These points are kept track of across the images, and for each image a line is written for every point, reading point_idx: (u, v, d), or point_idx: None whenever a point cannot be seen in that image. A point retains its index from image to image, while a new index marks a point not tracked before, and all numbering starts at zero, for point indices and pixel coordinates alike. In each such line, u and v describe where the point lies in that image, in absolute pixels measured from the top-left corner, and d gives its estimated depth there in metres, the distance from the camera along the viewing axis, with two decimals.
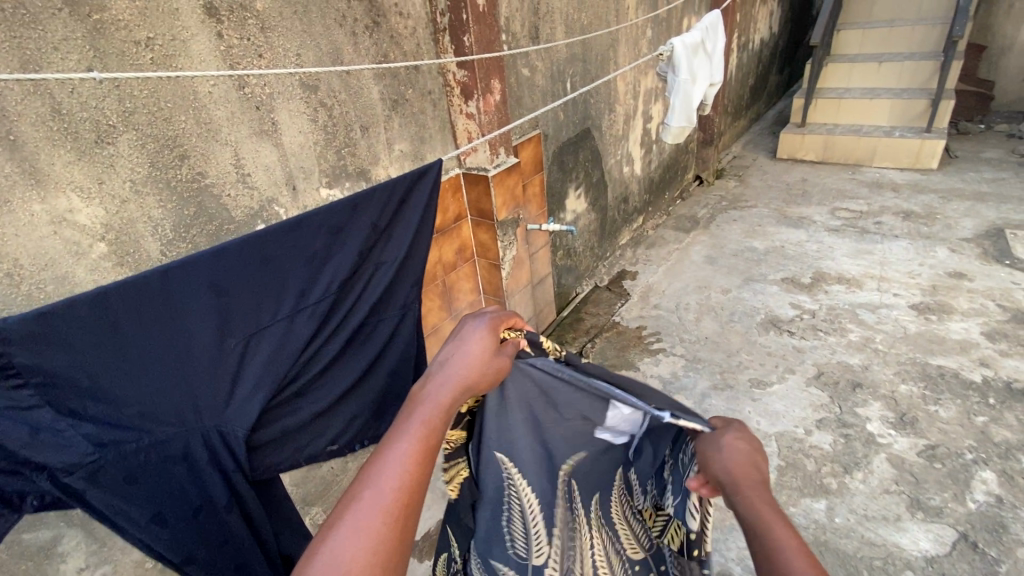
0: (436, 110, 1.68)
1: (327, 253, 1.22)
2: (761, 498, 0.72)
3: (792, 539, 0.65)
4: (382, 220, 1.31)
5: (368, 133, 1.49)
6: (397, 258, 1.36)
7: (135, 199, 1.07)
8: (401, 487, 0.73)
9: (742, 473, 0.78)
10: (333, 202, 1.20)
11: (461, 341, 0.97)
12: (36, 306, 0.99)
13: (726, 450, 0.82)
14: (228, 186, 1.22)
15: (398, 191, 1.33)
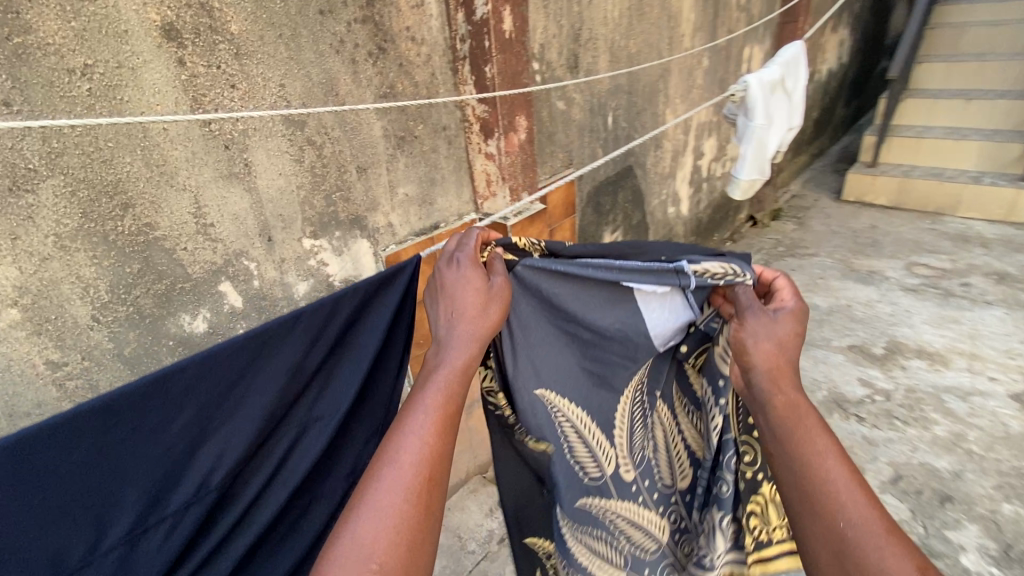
0: (451, 147, 1.46)
1: (209, 418, 0.95)
2: (809, 413, 0.82)
3: (837, 470, 0.76)
4: (315, 360, 1.08)
5: (366, 175, 1.28)
6: (340, 410, 1.14)
7: (60, 256, 0.89)
8: (421, 460, 0.74)
9: (779, 368, 0.86)
10: (203, 360, 0.90)
11: (454, 288, 0.92)
12: None
13: (775, 345, 0.88)
14: (185, 240, 1.02)
15: (335, 323, 1.08)
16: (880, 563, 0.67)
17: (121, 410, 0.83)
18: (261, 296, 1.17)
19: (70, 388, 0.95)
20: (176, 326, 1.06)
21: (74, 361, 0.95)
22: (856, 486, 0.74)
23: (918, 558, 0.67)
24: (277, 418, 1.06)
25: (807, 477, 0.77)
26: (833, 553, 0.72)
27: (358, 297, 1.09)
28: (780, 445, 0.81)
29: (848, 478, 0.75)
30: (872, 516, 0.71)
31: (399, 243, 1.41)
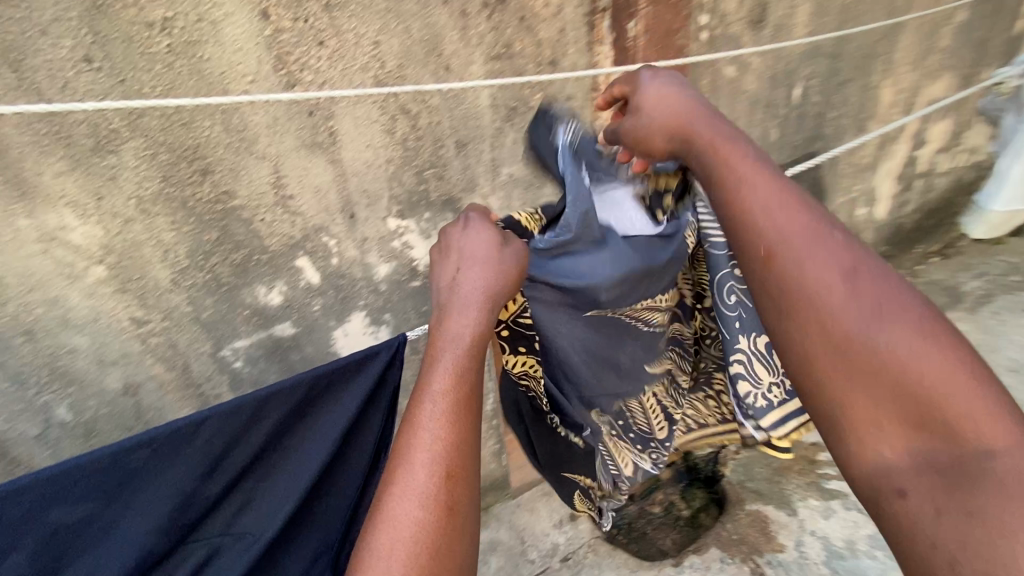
0: (573, 120, 1.20)
1: (58, 552, 0.74)
2: (750, 167, 0.72)
3: (786, 214, 0.68)
4: (226, 478, 0.83)
5: (465, 151, 1.11)
6: (266, 535, 0.89)
7: (141, 219, 0.87)
8: (438, 455, 0.59)
9: (676, 127, 0.80)
10: (56, 479, 0.69)
11: (455, 244, 0.75)
12: (25, 329, 0.86)
13: (664, 121, 0.81)
14: (263, 210, 0.96)
15: (259, 433, 0.83)
16: (843, 307, 0.61)
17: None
18: (339, 275, 1.10)
19: (151, 343, 0.98)
20: (252, 297, 1.03)
21: (156, 320, 0.96)
22: (811, 228, 0.66)
23: (860, 280, 0.62)
24: (175, 538, 0.82)
25: (764, 240, 0.68)
26: (780, 309, 0.66)
27: (296, 397, 0.83)
28: (740, 214, 0.70)
29: (808, 222, 0.67)
30: (835, 271, 0.63)
31: None
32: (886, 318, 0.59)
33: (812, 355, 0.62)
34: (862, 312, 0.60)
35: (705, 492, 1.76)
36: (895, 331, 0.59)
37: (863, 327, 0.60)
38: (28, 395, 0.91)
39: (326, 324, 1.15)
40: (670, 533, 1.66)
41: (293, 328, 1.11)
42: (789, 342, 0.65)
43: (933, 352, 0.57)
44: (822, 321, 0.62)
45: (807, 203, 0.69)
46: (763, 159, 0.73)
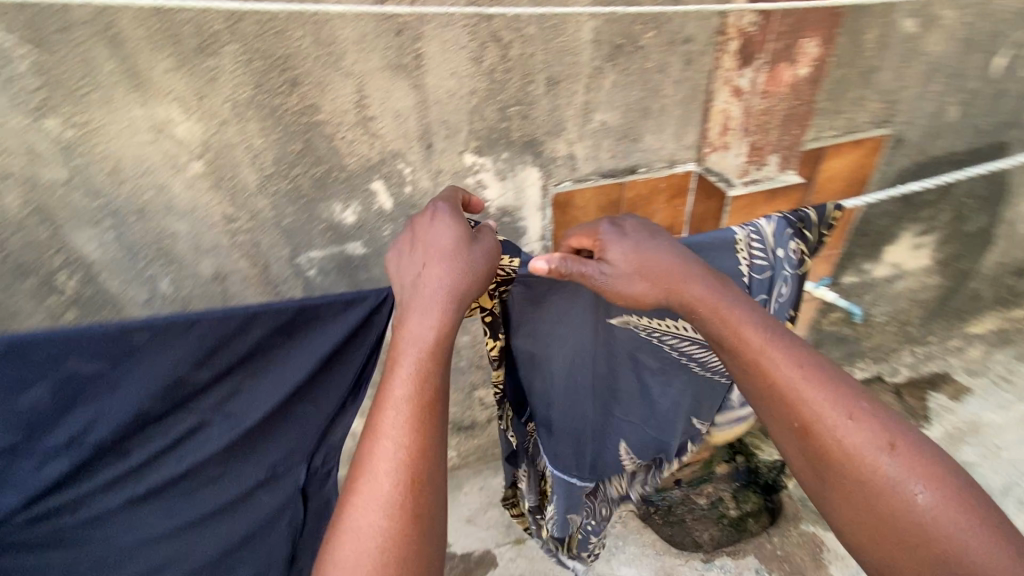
0: (688, 67, 1.05)
1: (62, 397, 0.68)
2: (759, 332, 0.71)
3: (810, 386, 0.66)
4: (212, 370, 0.76)
5: (556, 90, 1.02)
6: (247, 423, 0.82)
7: (235, 122, 0.92)
8: (396, 467, 0.62)
9: (669, 278, 0.78)
10: (62, 324, 0.64)
11: (416, 244, 0.75)
12: (138, 208, 0.98)
13: (651, 279, 0.79)
14: (345, 128, 0.97)
15: (252, 337, 0.77)
16: (870, 477, 0.61)
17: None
18: (410, 204, 1.10)
19: (238, 240, 1.07)
20: (328, 213, 1.07)
21: (244, 219, 1.05)
22: (851, 406, 0.65)
23: (885, 443, 0.62)
24: (168, 408, 0.76)
25: (788, 409, 0.67)
26: (835, 492, 0.64)
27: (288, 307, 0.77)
28: (759, 380, 0.69)
29: (820, 380, 0.67)
30: (863, 441, 0.62)
31: (578, 180, 1.16)
32: (912, 475, 0.60)
33: (858, 527, 0.62)
34: (888, 477, 0.61)
35: (761, 498, 1.63)
36: (924, 490, 0.59)
37: (891, 492, 0.60)
38: (138, 266, 1.05)
39: None
40: (710, 528, 1.57)
41: (363, 248, 1.15)
42: (863, 521, 0.61)
43: (965, 512, 0.57)
44: (871, 500, 0.61)
45: (817, 360, 0.69)
46: (762, 320, 0.73)
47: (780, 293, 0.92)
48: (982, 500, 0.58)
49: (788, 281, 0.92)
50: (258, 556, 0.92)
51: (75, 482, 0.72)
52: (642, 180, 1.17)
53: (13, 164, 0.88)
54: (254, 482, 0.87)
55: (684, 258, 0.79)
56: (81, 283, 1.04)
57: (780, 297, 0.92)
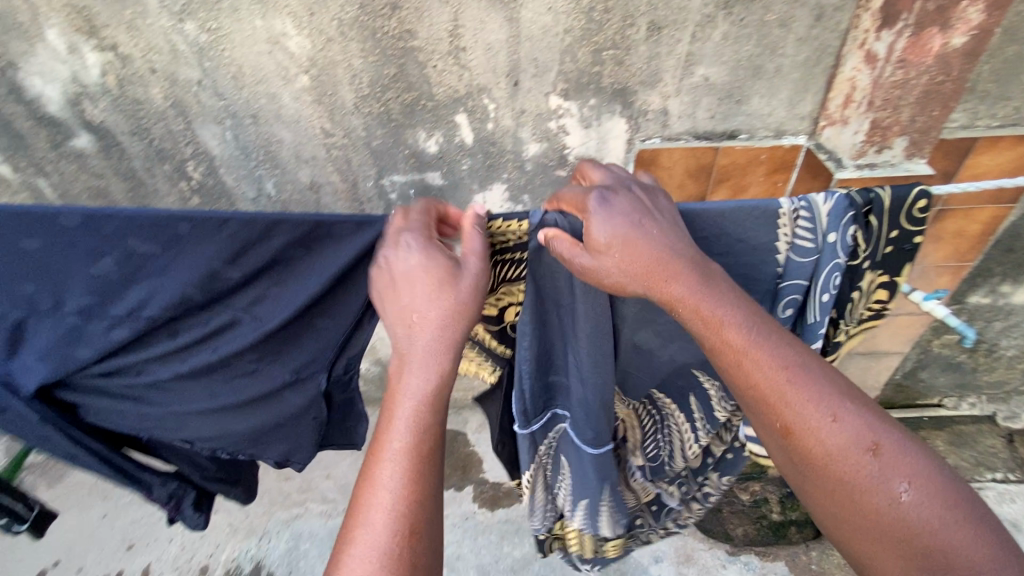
0: (817, 24, 0.92)
1: (127, 273, 0.78)
2: (751, 330, 0.61)
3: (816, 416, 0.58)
4: (240, 271, 0.81)
5: (658, 37, 0.95)
6: (270, 326, 0.87)
7: (339, 40, 0.98)
8: (394, 506, 0.59)
9: (650, 267, 0.64)
10: (126, 210, 0.73)
11: (403, 277, 0.68)
12: (252, 112, 1.09)
13: (630, 265, 0.65)
14: (437, 57, 0.99)
15: (272, 245, 0.80)
16: (854, 484, 0.56)
17: (43, 227, 0.73)
18: (491, 140, 1.11)
19: (332, 154, 1.16)
20: (413, 139, 1.12)
21: (338, 136, 1.13)
22: (847, 421, 0.58)
23: (869, 445, 0.56)
24: (208, 299, 0.84)
25: (768, 412, 0.60)
26: (832, 514, 0.58)
27: (303, 226, 0.80)
28: (742, 387, 0.61)
29: (805, 384, 0.59)
30: (848, 446, 0.57)
31: (667, 137, 1.08)
32: (895, 473, 0.55)
33: (842, 525, 0.57)
34: (871, 475, 0.56)
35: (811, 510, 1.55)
36: (909, 489, 0.54)
37: (872, 492, 0.55)
38: (249, 166, 1.18)
39: (469, 185, 1.20)
40: (745, 524, 1.53)
41: (442, 179, 1.20)
42: (855, 536, 0.57)
43: (946, 506, 0.53)
44: (870, 520, 0.55)
45: (803, 361, 0.60)
46: (746, 312, 0.62)
47: (828, 286, 0.78)
48: (969, 489, 0.55)
49: (841, 272, 0.77)
50: (287, 442, 1.00)
51: (140, 345, 0.85)
52: (740, 147, 1.07)
53: (159, 61, 1.02)
54: (280, 381, 0.94)
55: (672, 248, 0.65)
56: (205, 173, 1.20)
57: (827, 291, 0.78)
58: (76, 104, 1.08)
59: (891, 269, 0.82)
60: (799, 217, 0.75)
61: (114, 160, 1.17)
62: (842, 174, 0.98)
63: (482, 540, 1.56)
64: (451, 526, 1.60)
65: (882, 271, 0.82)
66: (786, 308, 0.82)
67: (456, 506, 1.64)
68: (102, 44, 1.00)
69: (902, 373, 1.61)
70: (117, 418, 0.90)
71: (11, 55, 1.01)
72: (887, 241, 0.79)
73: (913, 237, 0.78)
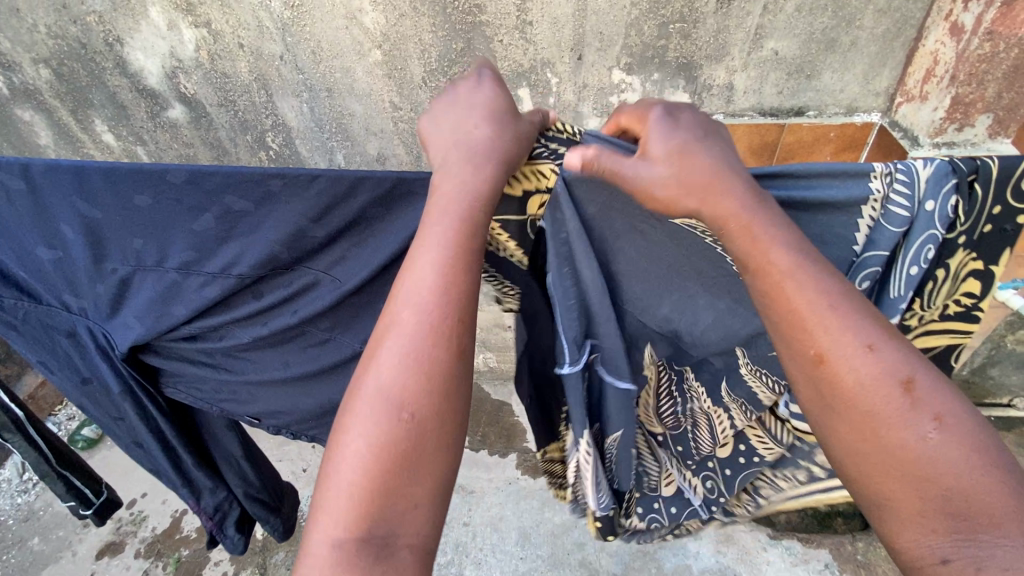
0: None
1: (225, 230, 0.87)
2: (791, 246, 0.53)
3: (851, 338, 0.49)
4: (325, 229, 0.87)
5: (726, 9, 0.94)
6: (343, 287, 0.94)
7: (412, 16, 1.03)
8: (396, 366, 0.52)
9: (699, 171, 0.59)
10: (225, 167, 0.80)
11: (467, 113, 0.64)
12: (328, 86, 1.16)
13: (687, 173, 0.59)
14: (503, 31, 1.02)
15: (355, 204, 0.86)
16: (878, 413, 0.47)
17: (155, 184, 0.81)
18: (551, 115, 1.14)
19: (399, 127, 1.21)
20: None
21: (406, 110, 1.18)
22: (882, 354, 0.48)
23: (902, 377, 0.47)
24: (292, 259, 0.90)
25: (795, 333, 0.51)
26: (851, 452, 0.48)
27: (383, 186, 0.85)
28: (774, 302, 0.52)
29: (843, 311, 0.50)
30: (885, 372, 0.47)
31: (730, 114, 1.07)
32: (925, 413, 0.46)
33: (860, 465, 0.48)
34: (901, 410, 0.46)
35: None
36: (938, 430, 0.45)
37: (896, 428, 0.46)
38: (323, 137, 1.26)
39: None
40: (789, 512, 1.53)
41: None
42: (873, 479, 0.47)
43: (977, 457, 0.45)
44: (892, 464, 0.46)
45: (844, 286, 0.51)
46: (785, 225, 0.55)
47: (918, 258, 0.72)
48: (996, 436, 0.46)
49: (936, 246, 0.71)
50: None
51: (227, 304, 0.94)
52: (807, 125, 1.04)
53: (247, 37, 1.10)
54: (350, 350, 1.01)
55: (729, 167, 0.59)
56: (282, 144, 1.28)
57: (916, 264, 0.72)
58: (172, 77, 1.18)
59: (990, 254, 0.75)
60: (894, 177, 0.70)
61: (202, 130, 1.27)
62: (918, 151, 0.94)
63: (524, 505, 1.63)
64: (494, 490, 1.67)
65: (976, 255, 0.75)
66: (864, 282, 0.73)
67: (501, 471, 1.71)
68: (197, 21, 1.09)
69: (970, 369, 1.53)
70: (197, 388, 1.02)
71: (118, 31, 1.11)
72: (989, 220, 0.73)
73: (1015, 218, 0.72)
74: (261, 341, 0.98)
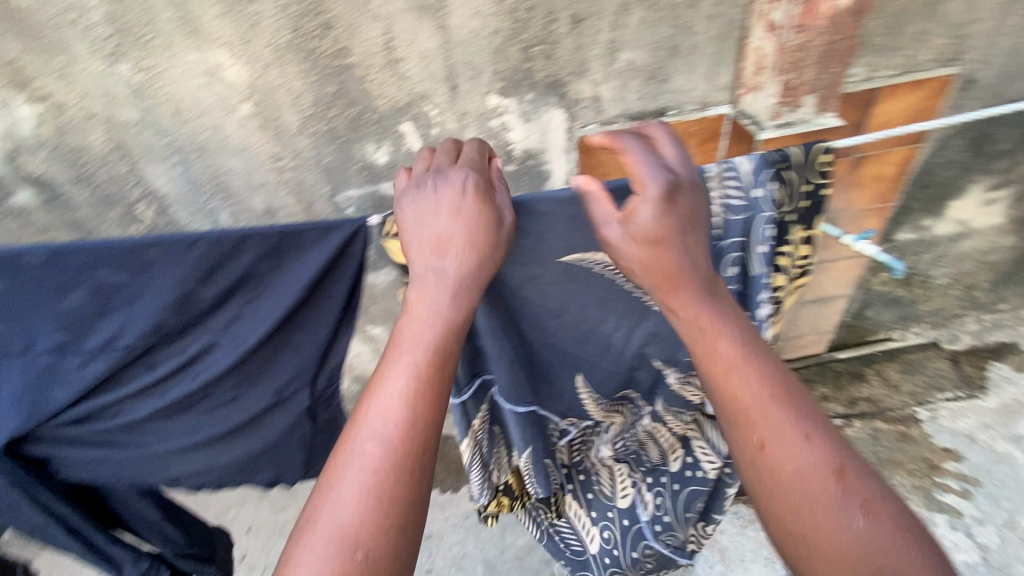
0: (723, 1, 1.00)
1: (100, 306, 0.78)
2: (739, 348, 0.67)
3: (782, 427, 0.62)
4: (215, 289, 0.83)
5: (580, 29, 1.01)
6: (245, 344, 0.90)
7: (276, 66, 1.01)
8: (370, 488, 0.59)
9: (662, 254, 0.72)
10: (94, 241, 0.73)
11: (450, 215, 0.73)
12: (198, 145, 1.10)
13: (654, 263, 0.72)
14: (374, 70, 1.03)
15: (243, 261, 0.82)
16: (807, 502, 0.58)
17: (5, 268, 0.72)
18: (438, 145, 1.16)
19: (284, 177, 1.17)
20: (362, 153, 1.15)
21: (288, 158, 1.14)
22: (808, 448, 0.61)
23: (832, 471, 0.59)
24: (183, 322, 0.85)
25: (741, 425, 0.64)
26: (786, 534, 0.59)
27: (271, 244, 0.81)
28: (718, 394, 0.66)
29: (782, 407, 0.63)
30: (812, 467, 0.60)
31: (603, 123, 1.15)
32: (852, 504, 0.58)
33: (797, 547, 0.58)
34: (832, 505, 0.58)
35: None
36: (863, 520, 0.56)
37: (826, 515, 0.57)
38: (201, 199, 1.19)
39: None
40: None
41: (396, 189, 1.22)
42: (806, 555, 0.58)
43: (899, 547, 0.55)
44: (822, 547, 0.57)
45: (787, 389, 0.65)
46: (737, 335, 0.68)
47: (763, 238, 0.86)
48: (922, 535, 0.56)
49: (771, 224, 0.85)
50: (281, 459, 1.08)
51: (118, 381, 0.86)
52: (670, 122, 1.14)
53: (95, 106, 1.02)
54: (264, 403, 0.98)
55: (699, 258, 0.73)
56: (156, 213, 1.19)
57: (762, 243, 0.87)
58: (13, 159, 1.06)
59: (812, 218, 0.90)
60: (722, 178, 0.82)
61: (59, 211, 1.15)
62: (764, 133, 1.07)
63: (485, 536, 1.59)
64: (451, 528, 1.62)
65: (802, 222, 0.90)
66: (730, 267, 0.89)
67: (456, 507, 1.67)
68: (34, 96, 0.99)
69: (850, 314, 1.74)
70: (93, 465, 0.92)
71: None
72: (805, 194, 0.86)
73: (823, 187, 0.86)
74: (163, 411, 0.91)
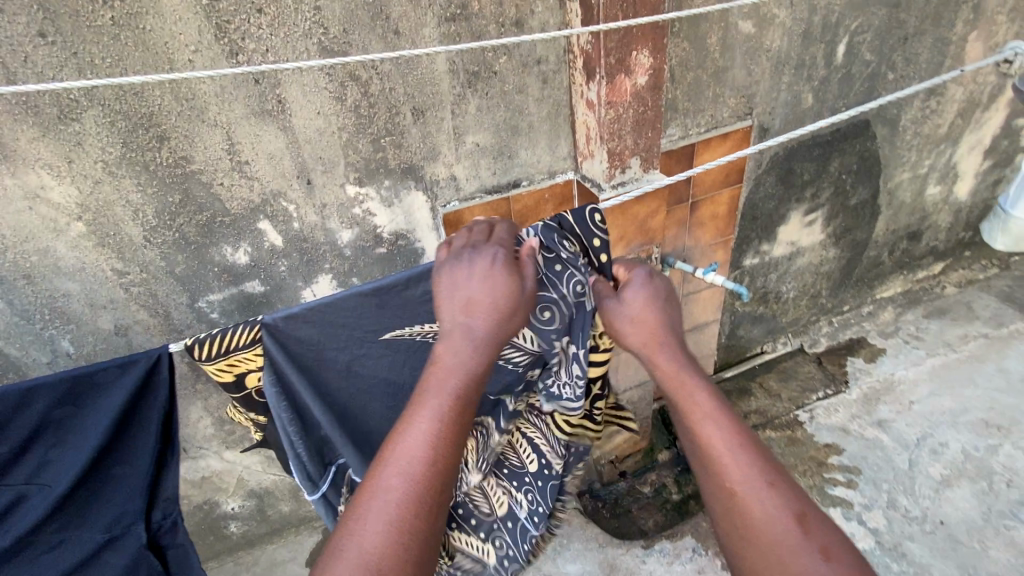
0: (546, 85, 1.13)
1: None
2: (710, 400, 0.77)
3: (752, 464, 0.71)
4: (6, 446, 0.83)
5: (424, 119, 1.08)
6: (56, 492, 0.89)
7: (109, 181, 0.96)
8: (393, 541, 0.61)
9: (651, 323, 0.86)
10: None
11: (486, 279, 0.76)
12: (23, 272, 1.00)
13: (645, 326, 0.86)
14: (221, 175, 1.02)
15: (34, 412, 0.82)
16: (763, 526, 0.67)
17: None
18: (302, 238, 1.15)
19: (132, 292, 1.10)
20: (219, 256, 1.11)
21: (135, 272, 1.07)
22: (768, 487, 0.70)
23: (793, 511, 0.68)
24: None
25: (715, 465, 0.73)
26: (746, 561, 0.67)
27: (61, 392, 0.82)
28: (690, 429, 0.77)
29: (751, 453, 0.73)
30: (772, 506, 0.68)
31: (464, 199, 1.22)
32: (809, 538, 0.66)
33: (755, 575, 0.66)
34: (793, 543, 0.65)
35: None
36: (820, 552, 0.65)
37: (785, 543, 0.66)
38: (35, 328, 1.07)
39: (293, 284, 1.21)
40: (653, 515, 1.69)
41: (262, 286, 1.18)
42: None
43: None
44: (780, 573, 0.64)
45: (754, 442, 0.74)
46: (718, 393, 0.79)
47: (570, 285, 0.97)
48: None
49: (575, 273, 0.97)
50: None
51: None
52: (525, 192, 1.24)
53: None
54: (94, 544, 0.98)
55: (674, 325, 0.87)
56: None
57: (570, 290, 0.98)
58: None
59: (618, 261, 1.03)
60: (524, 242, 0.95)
61: None
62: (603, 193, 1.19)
63: None
64: None
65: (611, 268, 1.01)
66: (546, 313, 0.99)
67: None
68: None
69: (725, 336, 1.91)
70: None
71: None
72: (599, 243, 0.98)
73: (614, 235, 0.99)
74: None
